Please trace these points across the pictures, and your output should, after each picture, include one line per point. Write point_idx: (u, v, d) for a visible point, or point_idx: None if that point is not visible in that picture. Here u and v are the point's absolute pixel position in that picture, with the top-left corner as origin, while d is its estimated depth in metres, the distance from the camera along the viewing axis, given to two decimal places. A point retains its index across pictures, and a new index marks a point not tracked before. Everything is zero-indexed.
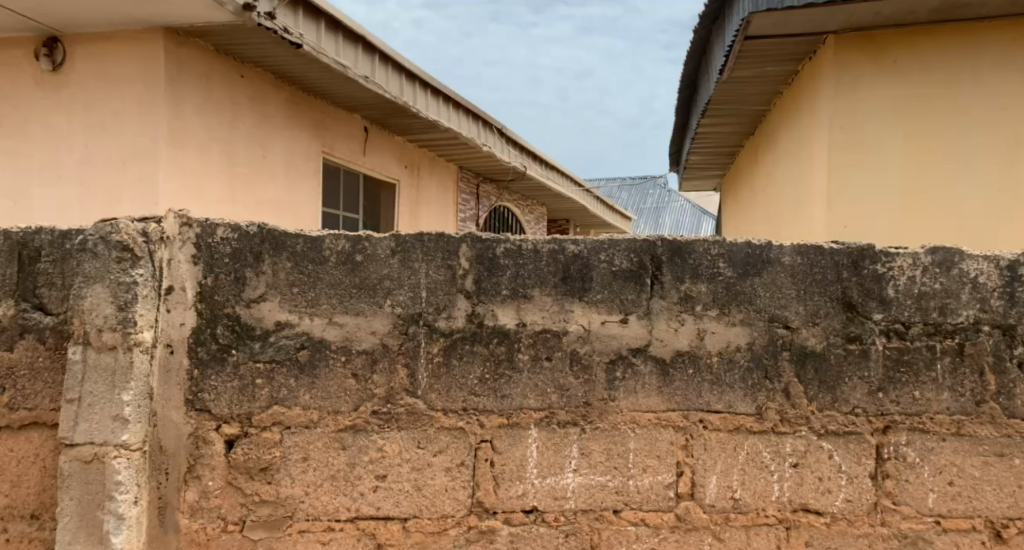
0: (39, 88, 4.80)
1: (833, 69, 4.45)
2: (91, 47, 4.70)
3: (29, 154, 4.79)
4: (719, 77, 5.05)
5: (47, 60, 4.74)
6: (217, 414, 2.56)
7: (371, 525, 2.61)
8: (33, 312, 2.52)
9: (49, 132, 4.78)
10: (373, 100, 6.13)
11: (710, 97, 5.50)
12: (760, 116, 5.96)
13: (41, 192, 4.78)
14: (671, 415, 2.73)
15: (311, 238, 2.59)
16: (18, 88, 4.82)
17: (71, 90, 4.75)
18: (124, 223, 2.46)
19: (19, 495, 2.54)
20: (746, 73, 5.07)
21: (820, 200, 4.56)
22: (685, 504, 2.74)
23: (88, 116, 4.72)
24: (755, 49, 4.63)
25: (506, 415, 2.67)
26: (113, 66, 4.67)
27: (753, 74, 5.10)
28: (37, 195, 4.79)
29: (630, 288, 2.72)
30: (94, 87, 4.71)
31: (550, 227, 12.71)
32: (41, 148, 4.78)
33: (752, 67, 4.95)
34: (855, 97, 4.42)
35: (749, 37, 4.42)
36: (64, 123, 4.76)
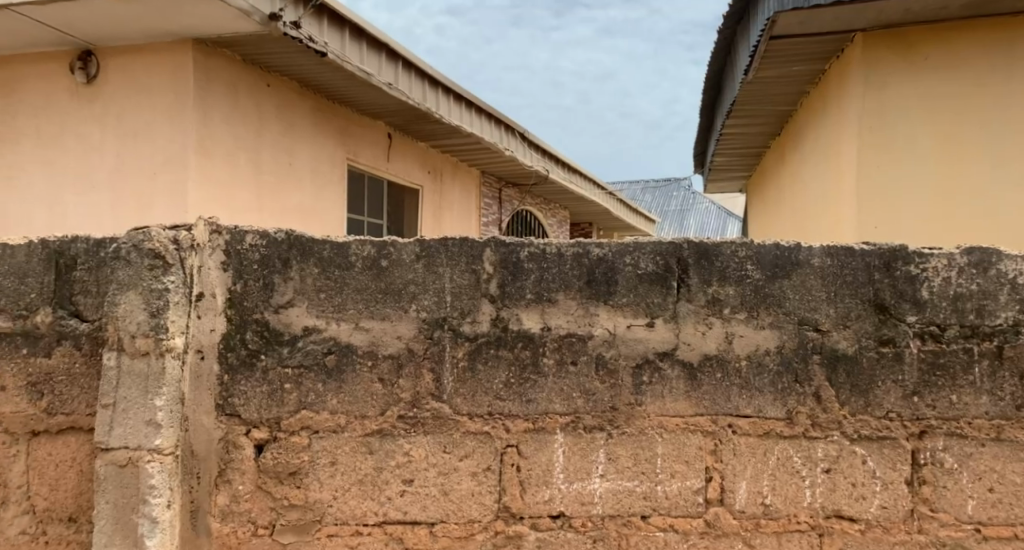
0: (75, 100, 4.92)
1: (861, 67, 4.39)
2: (124, 59, 4.81)
3: (63, 164, 4.93)
4: (745, 77, 5.00)
5: (82, 73, 4.86)
6: (247, 419, 2.60)
7: (399, 529, 2.62)
8: (69, 319, 2.57)
9: (82, 142, 4.90)
10: (397, 108, 6.19)
11: (734, 98, 5.46)
12: (786, 117, 5.90)
13: (75, 200, 4.91)
14: (699, 419, 2.71)
15: (337, 244, 2.62)
16: (55, 100, 4.94)
17: (104, 102, 4.86)
18: (155, 231, 2.51)
19: (57, 498, 2.58)
20: (772, 73, 5.02)
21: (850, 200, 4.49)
22: (714, 510, 2.71)
23: (120, 126, 4.83)
24: (782, 48, 4.59)
25: (532, 419, 2.66)
26: (143, 77, 4.77)
27: (779, 75, 5.05)
28: (73, 204, 4.91)
29: (656, 291, 2.71)
30: (126, 97, 4.82)
31: (573, 231, 12.70)
32: (75, 159, 4.91)
33: (779, 67, 4.91)
34: (884, 95, 4.35)
35: (775, 36, 4.38)
36: (97, 134, 4.88)
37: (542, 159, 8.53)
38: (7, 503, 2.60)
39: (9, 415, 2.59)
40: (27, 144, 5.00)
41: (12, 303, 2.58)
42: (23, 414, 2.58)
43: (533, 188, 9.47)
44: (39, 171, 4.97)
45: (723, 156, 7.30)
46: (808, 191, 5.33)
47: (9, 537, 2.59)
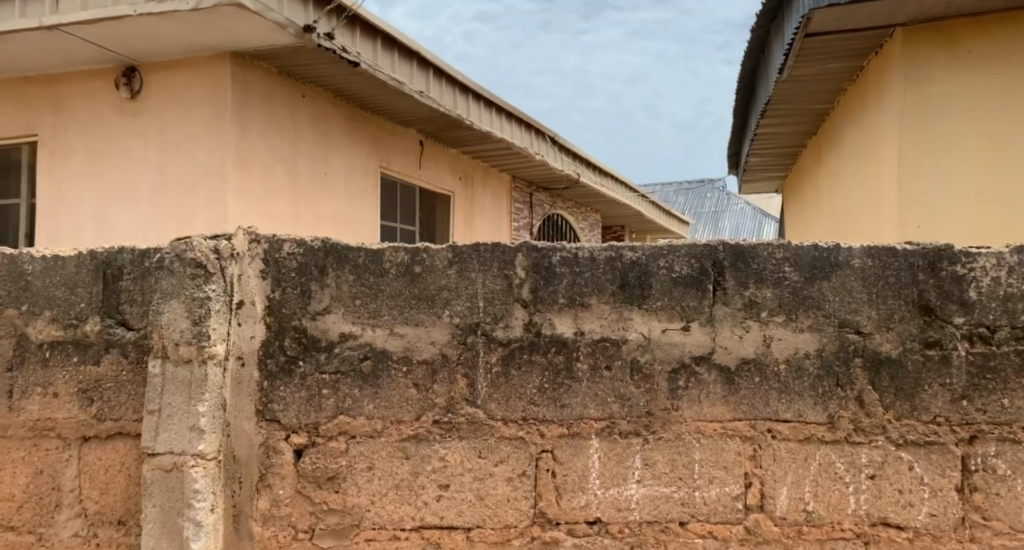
0: (120, 115, 5.08)
1: (902, 62, 4.29)
2: (168, 75, 4.96)
3: (110, 178, 5.09)
4: (780, 76, 4.94)
5: (127, 88, 5.02)
6: (286, 424, 2.65)
7: (436, 534, 2.65)
8: (116, 327, 2.63)
9: (127, 156, 5.06)
10: (427, 115, 6.25)
11: (768, 97, 5.40)
12: (822, 115, 5.80)
13: (121, 213, 5.07)
14: (737, 424, 2.68)
15: (371, 251, 2.66)
16: (101, 115, 5.11)
17: (148, 116, 5.02)
18: (197, 242, 2.58)
19: (107, 502, 2.65)
20: (808, 70, 4.93)
21: (891, 199, 4.38)
22: (754, 516, 2.67)
23: (163, 139, 4.98)
24: (816, 46, 4.52)
25: (567, 425, 2.66)
26: (184, 92, 4.92)
27: (814, 72, 4.97)
28: (119, 216, 5.08)
29: (691, 295, 2.69)
30: (168, 111, 4.97)
31: (606, 234, 12.66)
32: (120, 172, 5.07)
33: (815, 64, 4.83)
34: (925, 91, 4.25)
35: (812, 33, 4.31)
36: (140, 148, 5.03)
37: (573, 163, 8.52)
38: (60, 507, 2.67)
39: (61, 421, 2.66)
40: (76, 160, 5.18)
41: (62, 313, 2.65)
42: (74, 420, 2.65)
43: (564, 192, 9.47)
44: (87, 185, 5.14)
45: (758, 156, 7.20)
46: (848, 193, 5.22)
47: (62, 540, 2.67)
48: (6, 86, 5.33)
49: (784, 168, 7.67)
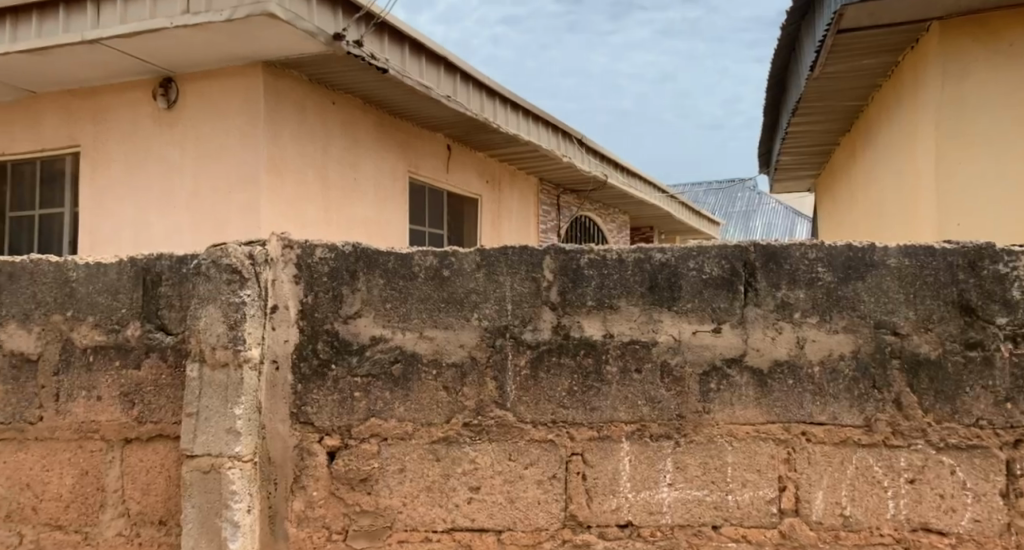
0: (157, 125, 5.23)
1: (938, 56, 4.19)
2: (203, 85, 5.08)
3: (148, 186, 5.24)
4: (811, 73, 4.86)
5: (164, 98, 5.16)
6: (320, 426, 2.69)
7: (467, 536, 2.66)
8: (155, 332, 2.69)
9: (165, 165, 5.20)
10: (454, 119, 6.28)
11: (799, 95, 5.32)
12: (855, 112, 5.70)
13: (159, 220, 5.21)
14: (770, 427, 2.65)
15: (401, 255, 2.70)
16: (139, 125, 5.26)
17: (184, 125, 5.15)
18: (232, 247, 2.63)
19: (149, 502, 2.70)
20: (839, 68, 4.84)
21: (930, 195, 4.28)
22: (789, 520, 2.63)
23: (199, 149, 5.11)
24: (847, 42, 4.44)
25: (597, 428, 2.66)
26: (219, 101, 5.05)
27: (847, 69, 4.88)
28: (157, 223, 5.21)
29: (722, 297, 2.67)
30: (204, 120, 5.09)
31: (634, 235, 12.60)
32: (159, 182, 5.22)
33: (848, 61, 4.74)
34: (963, 86, 4.14)
35: (843, 29, 4.24)
36: (177, 156, 5.17)
37: (601, 165, 8.50)
38: (104, 507, 2.72)
39: (105, 423, 2.71)
40: (116, 171, 5.33)
41: (105, 319, 2.71)
42: (117, 422, 2.71)
43: (593, 194, 9.46)
44: (126, 193, 5.29)
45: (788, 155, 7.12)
46: (885, 193, 5.11)
47: (107, 539, 2.72)
48: (51, 100, 5.51)
49: (820, 167, 7.57)
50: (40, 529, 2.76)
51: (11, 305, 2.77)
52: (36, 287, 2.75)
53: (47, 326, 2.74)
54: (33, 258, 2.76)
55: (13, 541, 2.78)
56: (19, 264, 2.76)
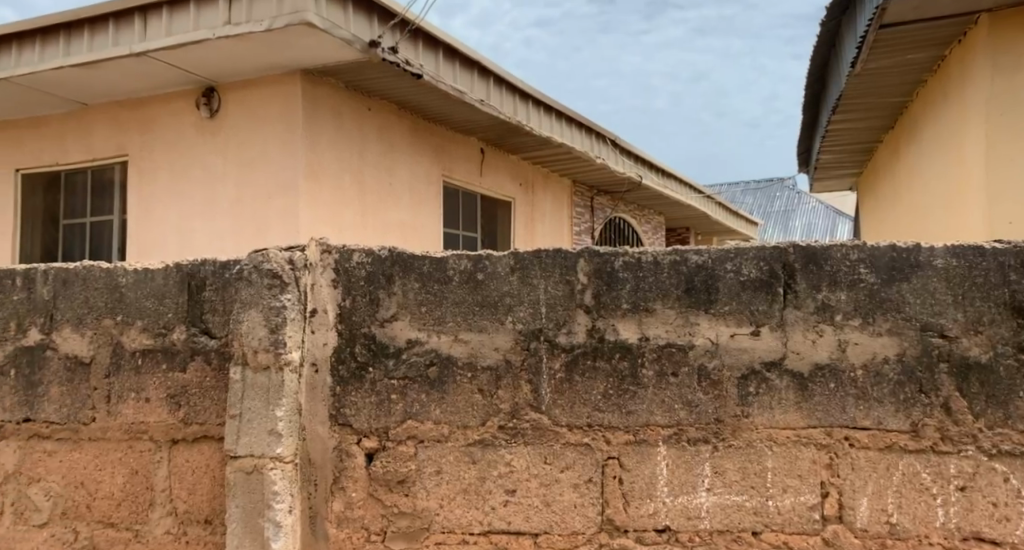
0: (201, 134, 5.37)
1: (987, 48, 4.04)
2: (244, 94, 5.21)
3: (191, 194, 5.39)
4: (853, 69, 4.69)
5: (206, 108, 5.31)
6: (358, 428, 2.73)
7: (504, 539, 2.66)
8: (199, 336, 2.75)
9: (207, 173, 5.35)
10: (489, 123, 6.29)
11: (839, 93, 5.18)
12: (901, 109, 5.54)
13: (202, 227, 5.35)
14: (812, 431, 2.59)
15: (435, 260, 2.72)
16: (183, 135, 5.42)
17: (226, 133, 5.28)
18: (273, 252, 2.68)
19: (195, 501, 2.73)
20: (883, 63, 4.70)
21: (980, 193, 4.14)
22: (833, 527, 2.57)
23: (240, 156, 5.24)
24: (891, 36, 4.29)
25: (633, 431, 2.64)
26: (259, 109, 5.17)
27: (891, 64, 4.73)
28: (200, 230, 5.36)
29: (761, 298, 2.62)
30: (245, 129, 5.22)
31: (669, 237, 12.48)
32: (202, 189, 5.36)
33: (891, 56, 4.59)
34: (1015, 79, 3.99)
35: (886, 24, 4.09)
36: (219, 164, 5.31)
37: (635, 165, 8.42)
38: (153, 505, 2.76)
39: (153, 424, 2.77)
40: (162, 179, 5.49)
41: (152, 323, 2.78)
42: (165, 423, 2.76)
43: (627, 195, 9.38)
44: (171, 202, 5.45)
45: (828, 154, 6.97)
46: (933, 186, 4.96)
47: (156, 537, 2.75)
48: (100, 112, 5.69)
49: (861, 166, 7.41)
50: (94, 526, 2.80)
51: (66, 310, 2.84)
52: (88, 292, 2.83)
53: (99, 330, 2.81)
54: (86, 265, 2.85)
55: (68, 538, 2.82)
56: (73, 269, 2.85)
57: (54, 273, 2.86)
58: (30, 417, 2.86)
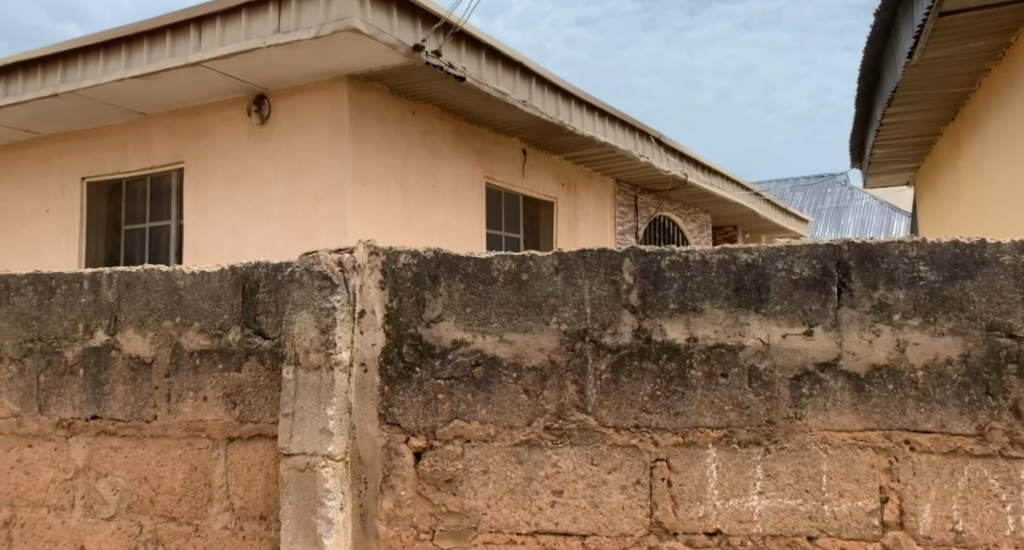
0: (252, 141, 5.51)
1: None
2: (293, 101, 5.32)
3: (244, 200, 5.54)
4: (909, 60, 4.44)
5: (257, 115, 5.45)
6: (406, 427, 2.75)
7: (552, 539, 2.65)
8: (254, 336, 2.82)
9: (259, 179, 5.49)
10: (529, 124, 6.26)
11: (896, 85, 4.94)
12: (963, 99, 5.29)
13: (254, 232, 5.49)
14: (869, 434, 2.50)
15: (481, 260, 2.73)
16: (237, 142, 5.56)
17: (276, 140, 5.41)
18: (324, 255, 2.74)
19: (250, 498, 2.80)
20: (942, 52, 4.46)
21: None
22: (893, 533, 2.48)
23: (289, 162, 5.36)
24: (949, 25, 4.06)
25: (682, 433, 2.59)
26: (307, 116, 5.27)
27: (951, 54, 4.48)
28: (252, 235, 5.49)
29: (814, 298, 2.53)
30: (295, 136, 5.33)
31: (715, 236, 12.23)
32: (254, 195, 5.50)
33: (951, 45, 4.35)
34: None
35: (943, 13, 3.88)
36: (270, 171, 5.44)
37: (680, 163, 8.25)
38: (211, 501, 2.84)
39: (210, 422, 2.85)
40: (217, 184, 5.67)
41: (209, 324, 2.86)
42: (220, 422, 2.84)
43: (670, 193, 9.21)
44: (226, 208, 5.61)
45: (884, 148, 6.70)
46: (1006, 176, 4.64)
47: (215, 531, 2.83)
48: (159, 121, 5.88)
49: (917, 159, 7.13)
50: (157, 520, 2.90)
51: (129, 311, 2.95)
52: (149, 294, 2.93)
53: (160, 331, 2.91)
54: (146, 269, 2.95)
55: (133, 530, 2.92)
56: (134, 273, 2.95)
57: (117, 277, 2.97)
58: (97, 414, 2.97)
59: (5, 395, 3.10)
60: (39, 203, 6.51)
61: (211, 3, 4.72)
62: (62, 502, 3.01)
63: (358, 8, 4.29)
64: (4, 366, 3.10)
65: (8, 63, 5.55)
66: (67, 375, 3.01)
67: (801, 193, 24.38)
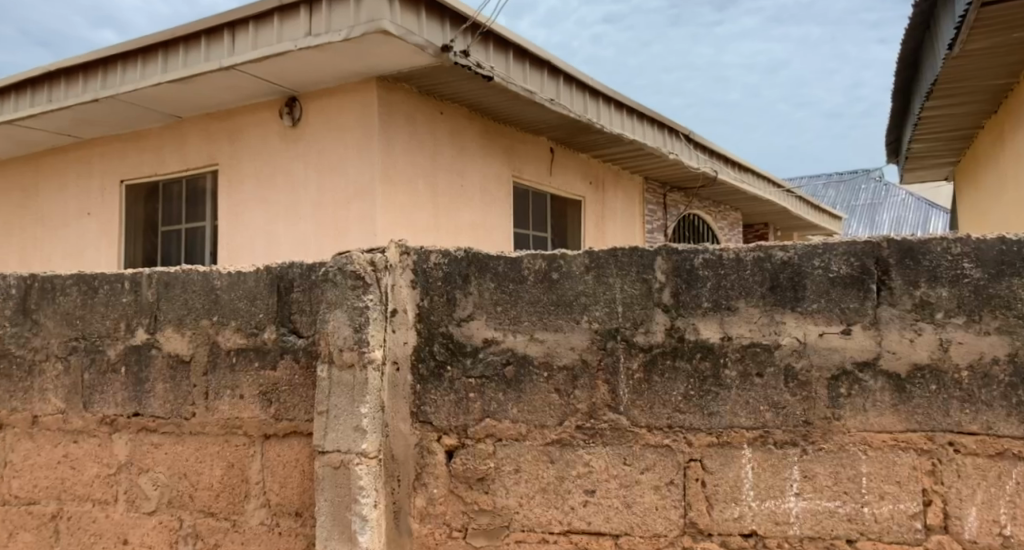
0: (284, 142, 5.57)
1: None
2: (324, 102, 5.36)
3: (276, 200, 5.60)
4: (950, 52, 4.29)
5: (289, 117, 5.50)
6: (438, 426, 2.76)
7: (584, 539, 2.63)
8: (288, 335, 2.85)
9: (291, 179, 5.55)
10: (557, 123, 6.20)
11: (935, 77, 4.77)
12: (1006, 91, 5.10)
13: (285, 230, 5.55)
14: (911, 436, 2.42)
15: (511, 259, 2.71)
16: (269, 144, 5.62)
17: (307, 141, 5.46)
18: (356, 255, 2.72)
19: (286, 494, 2.83)
20: (984, 43, 4.29)
21: None
22: (937, 538, 2.40)
23: (319, 162, 5.41)
24: (994, 15, 3.88)
25: (716, 433, 2.55)
26: (337, 117, 5.30)
27: (993, 45, 4.31)
28: (284, 234, 5.56)
29: (852, 296, 2.47)
30: (325, 136, 5.36)
31: (747, 234, 12.00)
32: (285, 195, 5.57)
33: (994, 35, 4.18)
34: None
35: (987, 3, 3.71)
36: (301, 171, 5.50)
37: (710, 160, 8.11)
38: (249, 497, 2.88)
39: (247, 420, 2.89)
40: (250, 184, 5.74)
41: (245, 323, 2.90)
42: (256, 419, 2.87)
43: (701, 190, 9.07)
44: (258, 207, 5.68)
45: (922, 142, 6.50)
46: None
47: (251, 527, 2.87)
48: (195, 123, 5.97)
49: (957, 154, 6.92)
50: (196, 515, 2.95)
51: (168, 311, 3.00)
52: (187, 294, 2.98)
53: (197, 330, 2.95)
54: (185, 269, 3.00)
55: (174, 525, 2.97)
56: (173, 273, 3.00)
57: (157, 278, 3.02)
58: (139, 411, 3.03)
59: (51, 392, 3.17)
60: (81, 205, 6.66)
61: (244, 7, 4.76)
62: (106, 497, 3.08)
63: (387, 9, 4.30)
64: (50, 364, 3.18)
65: (50, 69, 5.66)
66: (110, 373, 3.08)
67: (834, 191, 23.97)
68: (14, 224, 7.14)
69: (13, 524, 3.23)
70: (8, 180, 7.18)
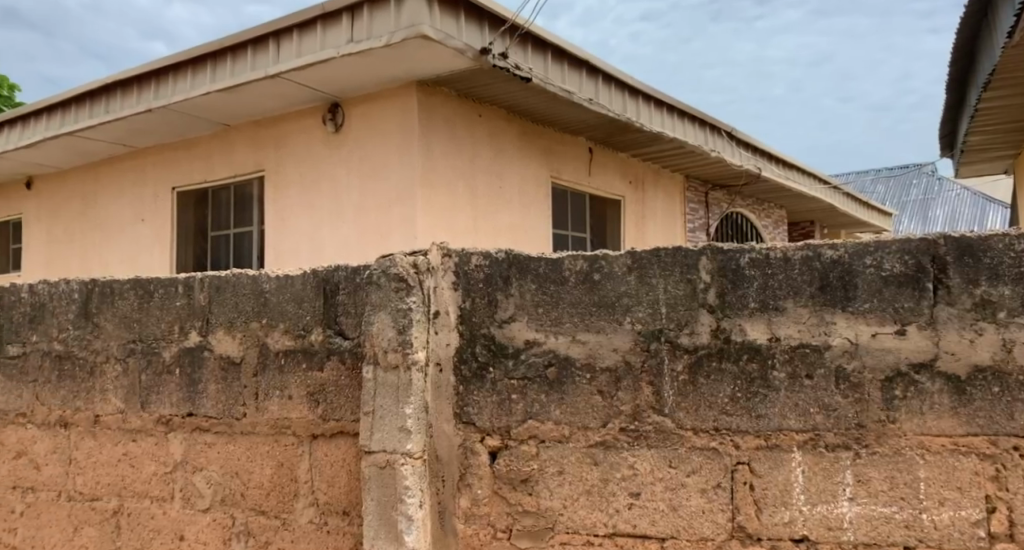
0: (328, 147, 5.62)
1: None
2: (367, 105, 5.39)
3: (320, 205, 5.66)
4: (1010, 39, 4.06)
5: (332, 123, 5.55)
6: (482, 427, 2.74)
7: (630, 542, 2.58)
8: (336, 337, 2.86)
9: (334, 184, 5.60)
10: (596, 123, 6.12)
11: (993, 68, 4.55)
12: None
13: (330, 235, 5.61)
14: (972, 439, 2.31)
15: (552, 260, 2.69)
16: (314, 150, 5.69)
17: (349, 146, 5.50)
18: (400, 258, 2.73)
19: (334, 493, 2.86)
20: None
21: None
22: (1001, 546, 2.29)
23: (361, 167, 5.45)
24: None
25: (765, 435, 2.47)
26: (381, 120, 5.33)
27: None
28: (329, 238, 5.62)
29: (906, 296, 2.36)
30: (369, 140, 5.40)
31: (793, 233, 11.69)
32: (328, 200, 5.62)
33: None
34: None
35: None
36: (343, 176, 5.55)
37: (754, 157, 7.91)
38: (298, 496, 2.93)
39: (296, 420, 2.92)
40: (295, 190, 5.82)
41: (294, 324, 2.93)
42: (305, 419, 2.91)
43: (744, 189, 8.87)
44: (303, 214, 5.75)
45: (978, 135, 6.23)
46: None
47: (301, 525, 2.91)
48: (242, 131, 6.08)
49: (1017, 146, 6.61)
50: (248, 513, 3.01)
51: (219, 314, 3.06)
52: (237, 298, 3.03)
53: (248, 332, 3.00)
54: (234, 272, 3.05)
55: (227, 522, 3.04)
56: (223, 277, 3.06)
57: (209, 281, 3.08)
58: (193, 411, 3.10)
59: (111, 392, 3.27)
60: (137, 211, 6.84)
61: (289, 16, 4.80)
62: (164, 493, 3.17)
63: (427, 13, 4.29)
64: (109, 365, 3.27)
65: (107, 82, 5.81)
66: (165, 374, 3.16)
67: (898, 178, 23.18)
68: (77, 230, 7.38)
69: (77, 520, 3.34)
70: (71, 187, 7.42)
